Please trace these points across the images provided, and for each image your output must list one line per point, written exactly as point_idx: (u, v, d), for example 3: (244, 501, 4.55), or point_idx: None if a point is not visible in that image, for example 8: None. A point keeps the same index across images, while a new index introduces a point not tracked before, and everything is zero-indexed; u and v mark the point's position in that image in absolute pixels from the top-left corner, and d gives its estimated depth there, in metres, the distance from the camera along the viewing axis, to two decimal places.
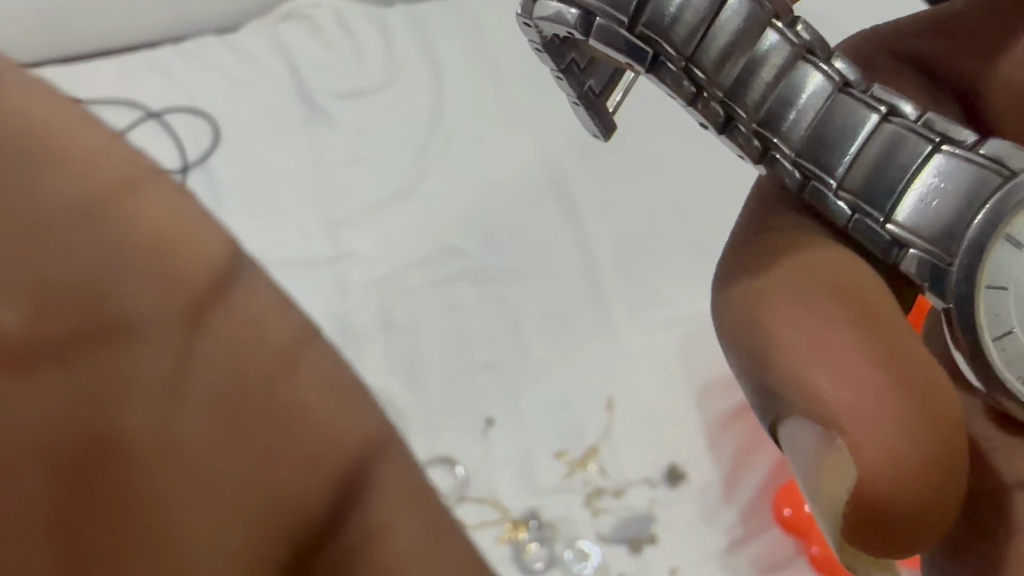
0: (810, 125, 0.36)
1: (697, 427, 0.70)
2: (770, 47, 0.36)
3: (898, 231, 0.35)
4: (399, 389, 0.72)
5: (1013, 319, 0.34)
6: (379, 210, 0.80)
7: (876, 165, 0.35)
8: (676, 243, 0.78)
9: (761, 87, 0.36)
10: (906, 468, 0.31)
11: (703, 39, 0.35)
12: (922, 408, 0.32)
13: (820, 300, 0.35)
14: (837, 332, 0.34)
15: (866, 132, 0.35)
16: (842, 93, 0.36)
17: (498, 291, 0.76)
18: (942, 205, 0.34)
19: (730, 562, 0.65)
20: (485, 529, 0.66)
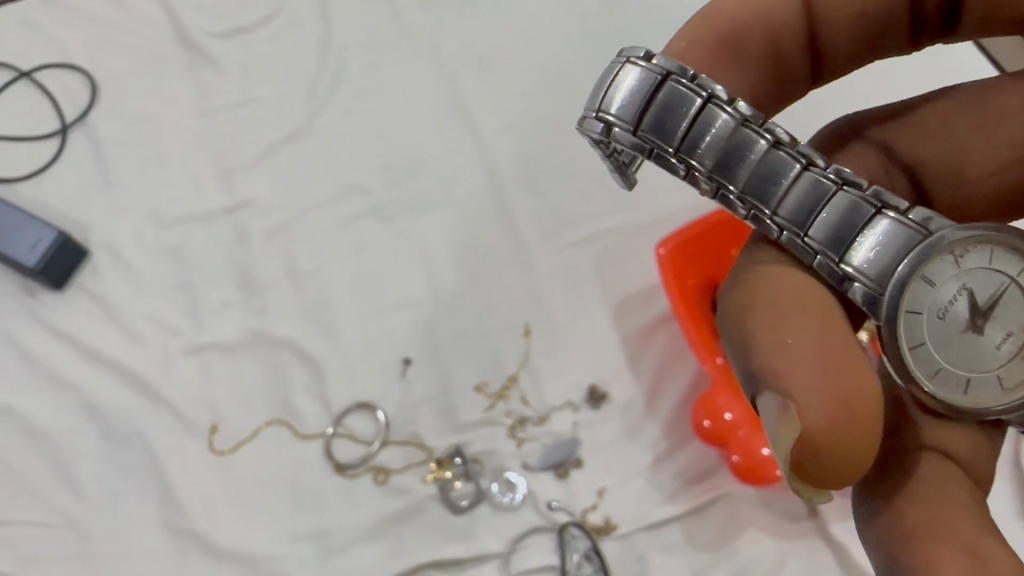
0: (785, 191, 0.40)
1: (616, 342, 0.69)
2: (754, 145, 0.41)
3: (844, 269, 0.39)
4: (311, 335, 0.70)
5: (923, 332, 0.37)
6: (273, 153, 0.77)
7: (837, 221, 0.39)
8: (583, 160, 0.76)
9: (746, 170, 0.41)
10: (839, 429, 0.36)
11: (699, 141, 0.41)
12: (856, 383, 0.37)
13: (783, 301, 0.40)
14: (798, 328, 0.39)
15: (826, 199, 0.40)
16: (809, 171, 0.40)
17: (404, 225, 0.74)
18: (881, 252, 0.38)
19: (657, 475, 0.65)
20: (410, 470, 0.66)
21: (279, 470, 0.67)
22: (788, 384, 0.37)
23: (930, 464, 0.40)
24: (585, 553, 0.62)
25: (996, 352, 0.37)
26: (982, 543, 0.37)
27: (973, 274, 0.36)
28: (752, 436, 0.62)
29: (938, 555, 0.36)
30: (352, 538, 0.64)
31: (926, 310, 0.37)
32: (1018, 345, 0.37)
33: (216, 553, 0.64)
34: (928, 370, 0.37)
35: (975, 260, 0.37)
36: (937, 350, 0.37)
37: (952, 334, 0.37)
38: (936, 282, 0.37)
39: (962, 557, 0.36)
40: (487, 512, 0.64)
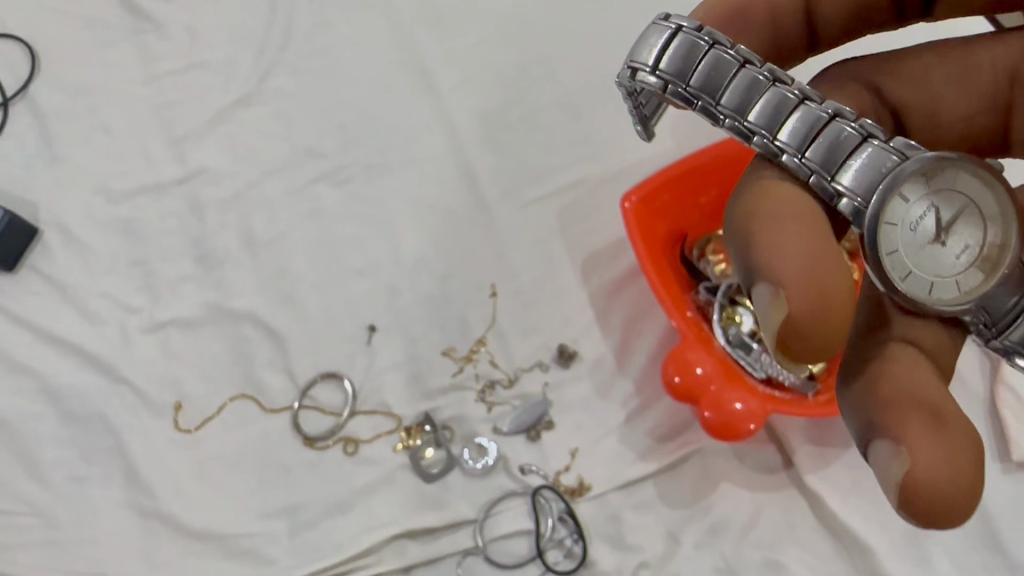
0: (785, 118, 0.39)
1: (584, 299, 0.69)
2: (760, 85, 0.39)
3: (838, 187, 0.37)
4: (272, 305, 0.69)
5: (896, 242, 0.36)
6: (224, 118, 0.74)
7: (833, 145, 0.38)
8: (544, 112, 0.75)
9: (754, 99, 0.39)
10: (820, 322, 0.34)
11: (717, 78, 0.40)
12: (842, 283, 0.35)
13: (778, 205, 0.37)
14: (791, 226, 0.36)
15: (822, 124, 0.38)
16: (805, 106, 0.39)
17: (362, 188, 0.72)
18: (865, 170, 0.37)
19: (629, 434, 0.64)
20: (381, 440, 0.65)
21: (246, 446, 0.66)
22: (774, 274, 0.35)
23: (901, 355, 0.38)
24: (560, 515, 0.61)
25: (958, 261, 0.36)
26: (953, 412, 0.35)
27: (942, 192, 0.36)
28: (724, 391, 0.61)
29: (909, 425, 0.35)
30: (324, 511, 0.63)
31: (900, 223, 0.36)
32: (978, 260, 0.36)
33: (187, 534, 0.63)
34: (900, 273, 0.36)
35: (945, 179, 0.36)
36: (909, 258, 0.36)
37: (918, 245, 0.36)
38: (909, 197, 0.36)
39: (935, 425, 0.34)
40: (459, 478, 0.63)
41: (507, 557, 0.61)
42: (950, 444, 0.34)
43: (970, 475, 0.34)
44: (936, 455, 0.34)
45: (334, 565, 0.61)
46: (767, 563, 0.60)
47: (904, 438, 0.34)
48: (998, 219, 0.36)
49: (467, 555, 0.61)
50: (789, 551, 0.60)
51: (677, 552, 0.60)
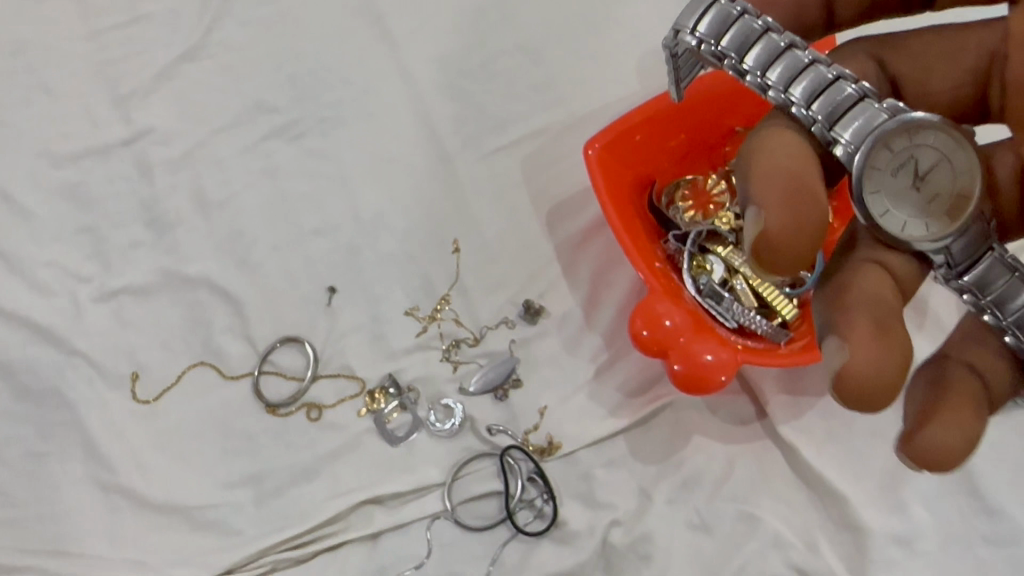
0: (799, 76, 0.39)
1: (551, 252, 0.66)
2: (780, 48, 0.39)
3: (835, 138, 0.37)
4: (226, 269, 0.66)
5: (875, 182, 0.36)
6: (169, 75, 0.71)
7: (837, 102, 0.37)
8: (505, 57, 0.71)
9: (773, 59, 0.39)
10: (788, 242, 0.35)
11: (743, 38, 0.40)
12: (820, 210, 0.35)
13: (776, 143, 0.37)
14: (780, 162, 0.37)
15: (831, 84, 0.38)
16: (816, 68, 0.38)
17: (316, 143, 0.69)
18: (858, 123, 0.37)
19: (599, 390, 0.62)
20: (346, 405, 0.63)
21: (207, 414, 0.64)
22: (755, 199, 0.36)
23: (867, 276, 0.38)
24: (529, 475, 0.60)
25: (933, 208, 0.37)
26: (898, 326, 0.36)
27: (923, 146, 0.36)
28: (693, 343, 0.59)
29: (854, 326, 0.35)
30: (288, 479, 0.62)
31: (880, 167, 0.36)
32: (946, 208, 0.36)
33: (150, 506, 0.62)
34: (876, 210, 0.37)
35: (928, 136, 0.36)
36: (886, 198, 0.37)
37: (897, 188, 0.37)
38: (891, 149, 0.36)
39: (881, 328, 0.35)
40: (425, 441, 0.62)
41: (477, 520, 0.60)
42: (890, 346, 0.35)
43: (900, 378, 0.34)
44: (876, 354, 0.34)
45: (301, 533, 0.60)
46: (741, 516, 0.59)
47: (849, 334, 0.35)
48: (970, 171, 0.36)
49: (436, 518, 0.60)
50: (764, 502, 0.59)
51: (649, 509, 0.59)
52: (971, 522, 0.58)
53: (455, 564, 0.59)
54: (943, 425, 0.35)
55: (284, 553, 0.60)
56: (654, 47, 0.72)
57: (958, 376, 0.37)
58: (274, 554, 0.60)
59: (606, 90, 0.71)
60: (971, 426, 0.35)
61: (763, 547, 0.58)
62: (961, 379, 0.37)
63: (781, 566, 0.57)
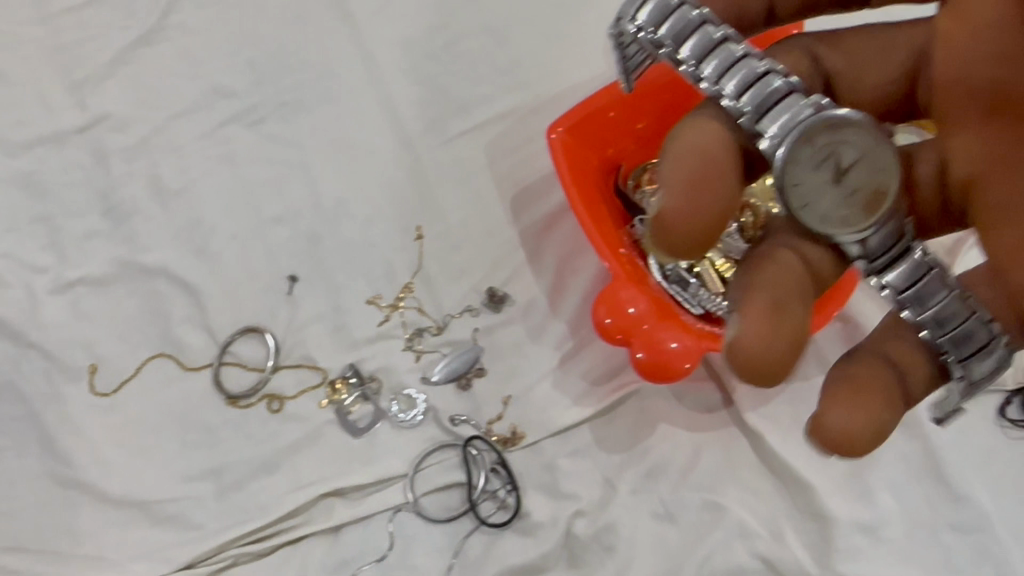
0: (732, 68, 0.37)
1: (515, 237, 0.65)
2: (715, 39, 0.37)
3: (761, 132, 0.36)
4: (184, 258, 0.65)
5: (797, 174, 0.35)
6: (125, 59, 0.68)
7: (767, 96, 0.36)
8: (469, 38, 0.69)
9: (709, 50, 0.37)
10: (677, 227, 0.36)
11: (682, 28, 0.38)
12: (721, 200, 0.36)
13: (693, 132, 0.37)
14: (688, 152, 0.37)
15: (760, 77, 0.36)
16: (748, 60, 0.37)
17: (276, 129, 0.68)
18: (784, 116, 0.35)
19: (563, 378, 0.62)
20: (307, 395, 0.62)
21: (166, 406, 0.63)
22: (663, 176, 0.37)
23: (780, 260, 0.37)
24: (492, 466, 0.59)
25: (854, 203, 0.35)
26: (796, 308, 0.35)
27: (844, 140, 0.35)
28: (657, 330, 0.58)
29: (753, 300, 0.35)
30: (249, 473, 0.61)
31: (802, 159, 0.35)
32: (864, 203, 0.35)
33: (110, 500, 0.61)
34: (796, 201, 0.35)
35: (850, 130, 0.35)
36: (807, 190, 0.35)
37: (818, 180, 0.35)
38: (815, 141, 0.35)
39: (779, 306, 0.35)
40: (388, 432, 0.61)
41: (440, 511, 0.59)
42: (784, 325, 0.35)
43: (792, 358, 0.35)
44: (762, 330, 0.34)
45: (260, 528, 0.59)
46: (706, 505, 0.58)
47: (742, 310, 0.35)
48: (888, 167, 0.35)
49: (398, 510, 0.59)
50: (729, 491, 0.59)
51: (613, 498, 0.59)
52: (937, 510, 0.57)
53: (419, 556, 0.58)
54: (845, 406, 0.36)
55: (244, 547, 0.59)
56: None
57: (869, 363, 0.38)
58: (235, 548, 0.59)
59: (572, 73, 0.70)
60: (879, 408, 0.36)
61: (728, 537, 0.57)
62: (872, 365, 0.37)
63: (745, 556, 0.57)
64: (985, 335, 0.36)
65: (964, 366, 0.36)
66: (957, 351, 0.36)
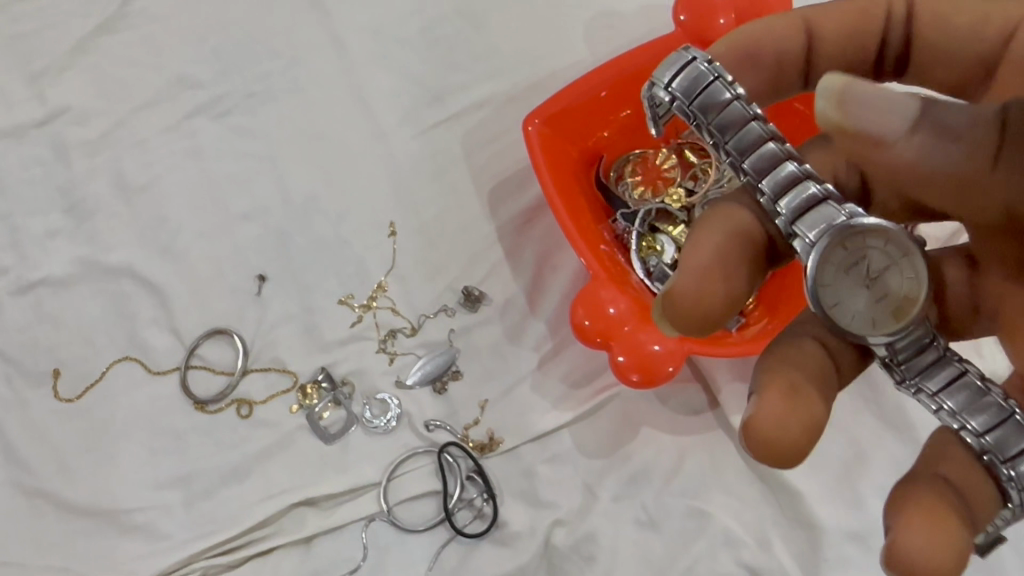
0: (773, 169, 0.35)
1: (493, 234, 0.63)
2: (762, 140, 0.36)
3: (796, 232, 0.34)
4: (150, 257, 0.62)
5: (827, 275, 0.33)
6: (86, 48, 0.66)
7: (804, 202, 0.34)
8: (442, 24, 0.67)
9: (754, 147, 0.36)
10: (689, 303, 0.37)
11: (730, 119, 0.36)
12: (732, 289, 0.37)
13: (730, 221, 0.38)
14: (722, 242, 0.38)
15: (801, 184, 0.35)
16: (790, 165, 0.35)
17: (242, 120, 0.65)
18: (816, 220, 0.34)
19: (542, 382, 0.60)
20: (278, 400, 0.60)
21: (131, 414, 0.59)
22: (681, 261, 0.38)
23: (802, 352, 0.36)
24: (468, 475, 0.57)
25: (883, 309, 0.33)
26: (815, 395, 0.34)
27: (879, 244, 0.32)
28: (638, 332, 0.55)
29: (768, 383, 0.34)
30: (219, 481, 0.58)
31: (832, 260, 0.33)
32: (893, 309, 0.33)
33: (74, 510, 0.57)
34: (827, 300, 0.33)
35: (882, 236, 0.32)
36: (837, 289, 0.33)
37: (848, 283, 0.33)
38: (847, 246, 0.33)
39: (797, 392, 0.34)
40: (361, 438, 0.58)
41: (415, 521, 0.57)
42: (801, 410, 0.33)
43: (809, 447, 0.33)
44: (779, 411, 0.33)
45: (229, 539, 0.57)
46: (691, 512, 0.56)
47: (760, 394, 0.34)
48: (919, 274, 0.33)
49: (372, 520, 0.57)
50: (715, 498, 0.57)
51: (594, 506, 0.57)
52: None
53: (393, 567, 0.57)
54: (919, 532, 0.30)
55: (213, 559, 0.56)
56: (601, 9, 0.67)
57: (923, 486, 0.32)
58: (203, 560, 0.56)
59: (551, 58, 0.67)
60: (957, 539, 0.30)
61: (714, 545, 0.56)
62: (926, 490, 0.31)
63: (731, 565, 0.55)
64: None
65: (1011, 472, 0.31)
66: (1002, 456, 0.31)
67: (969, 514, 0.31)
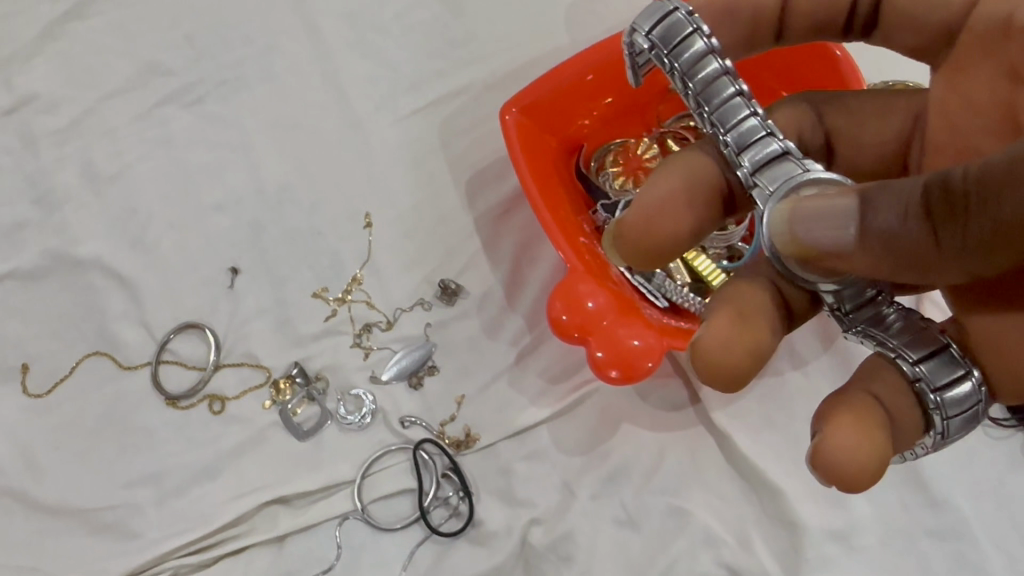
0: (739, 122, 0.38)
1: (471, 224, 0.62)
2: (731, 93, 0.38)
3: (756, 183, 0.37)
4: (119, 249, 0.61)
5: None
6: (54, 35, 0.64)
7: (765, 157, 0.37)
8: (418, 9, 0.65)
9: (723, 99, 0.38)
10: (640, 238, 0.43)
11: (703, 69, 0.38)
12: (681, 225, 0.43)
13: (690, 168, 0.43)
14: (678, 188, 0.43)
15: (763, 140, 0.37)
16: (754, 121, 0.38)
17: (214, 109, 0.64)
18: (774, 174, 0.37)
19: (520, 378, 0.58)
20: (250, 395, 0.58)
21: (102, 410, 0.58)
22: (641, 193, 0.44)
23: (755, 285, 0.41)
24: (444, 472, 0.56)
25: None
26: (757, 323, 0.39)
27: None
28: (618, 327, 0.54)
29: (717, 312, 0.40)
30: (192, 478, 0.57)
31: None
32: None
33: (43, 509, 0.56)
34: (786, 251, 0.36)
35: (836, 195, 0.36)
36: None
37: None
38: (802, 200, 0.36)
39: (741, 322, 0.39)
40: (335, 434, 0.57)
41: (391, 519, 0.56)
42: (743, 335, 0.39)
43: (745, 368, 0.38)
44: (721, 337, 0.38)
45: (201, 538, 0.55)
46: (670, 510, 0.55)
47: (710, 320, 0.39)
48: None
49: (346, 518, 0.56)
50: (695, 496, 0.56)
51: (572, 505, 0.56)
52: (914, 514, 0.55)
53: (367, 567, 0.55)
54: (840, 439, 0.34)
55: (185, 558, 0.55)
56: None
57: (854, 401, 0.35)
58: (176, 559, 0.55)
59: (530, 44, 0.65)
60: (873, 448, 0.34)
61: (694, 544, 0.55)
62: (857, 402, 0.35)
63: (710, 564, 0.54)
64: (959, 370, 0.34)
65: (937, 398, 0.34)
66: (931, 386, 0.34)
67: (890, 428, 0.35)
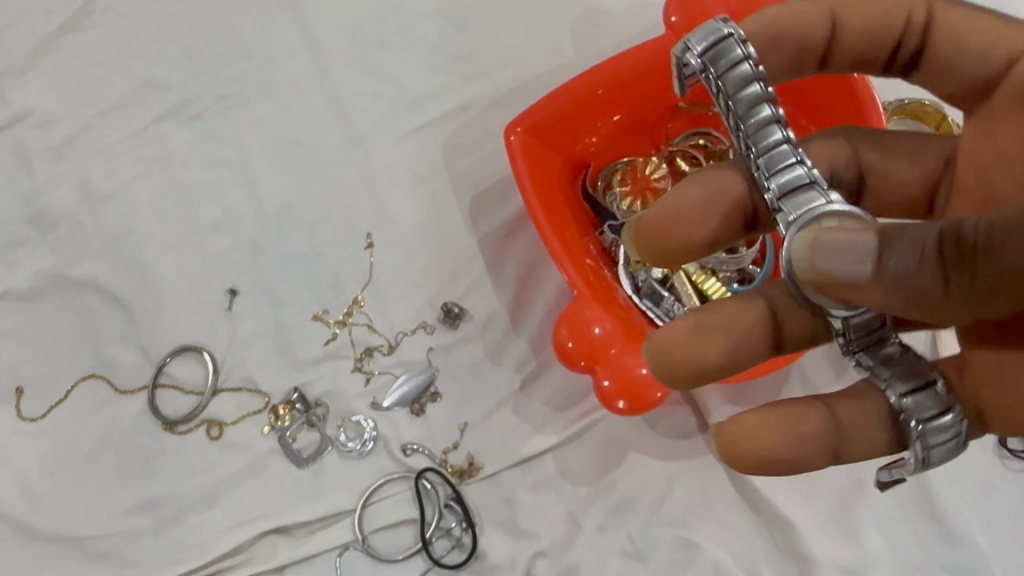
0: (771, 147, 0.37)
1: (475, 245, 0.60)
2: (768, 118, 0.37)
3: (780, 209, 0.36)
4: (114, 269, 0.59)
5: None
6: (49, 49, 0.62)
7: (792, 185, 0.36)
8: (422, 23, 0.64)
9: (759, 123, 0.37)
10: (649, 240, 0.42)
11: (744, 91, 0.37)
12: (692, 238, 0.42)
13: (712, 184, 0.42)
14: (696, 201, 0.42)
15: (794, 168, 0.36)
16: (787, 147, 0.37)
17: (213, 125, 0.62)
18: (801, 203, 0.36)
19: (525, 405, 0.57)
20: (249, 421, 0.57)
21: (97, 436, 0.57)
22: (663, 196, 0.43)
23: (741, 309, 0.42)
24: (446, 502, 0.55)
25: None
26: (723, 339, 0.41)
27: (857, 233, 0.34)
28: (626, 355, 0.52)
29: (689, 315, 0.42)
30: (189, 506, 0.56)
31: None
32: None
33: (37, 536, 0.55)
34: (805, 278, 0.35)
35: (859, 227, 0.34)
36: None
37: None
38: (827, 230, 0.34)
39: (708, 332, 0.41)
40: (335, 462, 0.56)
41: (392, 548, 0.55)
42: (700, 342, 0.41)
43: (694, 368, 0.41)
44: (674, 336, 0.41)
45: (198, 569, 0.54)
46: (678, 542, 0.54)
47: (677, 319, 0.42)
48: None
49: (346, 548, 0.55)
50: (704, 527, 0.55)
51: (578, 536, 0.55)
52: (928, 548, 0.54)
53: None
54: (744, 430, 0.39)
55: None
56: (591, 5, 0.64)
57: (810, 407, 0.39)
58: None
59: (537, 60, 0.63)
60: (774, 448, 0.38)
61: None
62: (804, 408, 0.39)
63: None
64: (941, 404, 0.35)
65: (920, 427, 0.35)
66: (917, 415, 0.35)
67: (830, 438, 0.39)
